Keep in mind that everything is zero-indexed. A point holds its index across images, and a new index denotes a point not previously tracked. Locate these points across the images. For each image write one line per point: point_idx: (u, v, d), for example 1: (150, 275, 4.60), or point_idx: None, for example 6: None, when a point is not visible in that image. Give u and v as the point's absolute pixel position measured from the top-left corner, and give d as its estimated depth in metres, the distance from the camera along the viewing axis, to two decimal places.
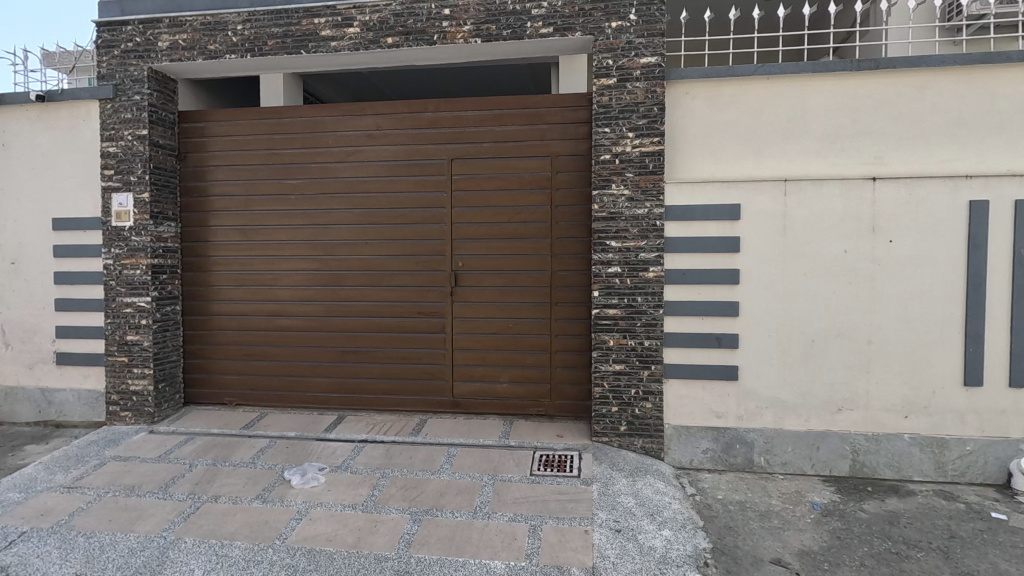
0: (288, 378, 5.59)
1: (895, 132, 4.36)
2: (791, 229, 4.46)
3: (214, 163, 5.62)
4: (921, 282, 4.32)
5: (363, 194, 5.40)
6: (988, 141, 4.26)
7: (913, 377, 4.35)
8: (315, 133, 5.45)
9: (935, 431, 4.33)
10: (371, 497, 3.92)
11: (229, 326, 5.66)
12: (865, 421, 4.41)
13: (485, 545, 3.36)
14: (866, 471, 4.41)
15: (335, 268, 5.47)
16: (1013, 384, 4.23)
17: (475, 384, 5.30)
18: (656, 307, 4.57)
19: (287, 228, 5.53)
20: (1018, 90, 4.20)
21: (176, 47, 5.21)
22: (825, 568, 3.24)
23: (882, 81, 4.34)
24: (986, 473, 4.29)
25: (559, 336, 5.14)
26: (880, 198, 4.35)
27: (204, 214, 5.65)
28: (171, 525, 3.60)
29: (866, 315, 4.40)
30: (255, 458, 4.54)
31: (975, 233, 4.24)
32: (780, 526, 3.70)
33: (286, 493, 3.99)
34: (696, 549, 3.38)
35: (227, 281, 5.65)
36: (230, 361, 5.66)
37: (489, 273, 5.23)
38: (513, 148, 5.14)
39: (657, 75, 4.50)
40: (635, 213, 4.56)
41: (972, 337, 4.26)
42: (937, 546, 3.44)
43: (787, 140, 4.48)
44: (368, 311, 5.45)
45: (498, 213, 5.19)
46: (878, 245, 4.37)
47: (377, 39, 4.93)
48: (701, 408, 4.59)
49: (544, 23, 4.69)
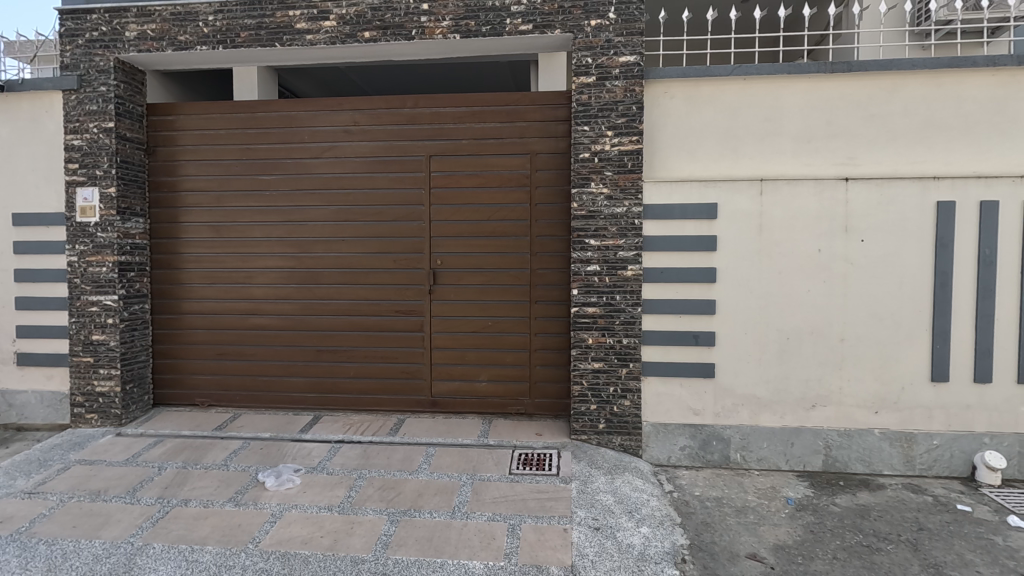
0: (262, 378, 5.47)
1: (867, 133, 4.44)
2: (766, 228, 4.52)
3: (184, 157, 5.47)
4: (892, 281, 4.42)
5: (340, 191, 5.31)
6: (955, 143, 4.37)
7: (884, 374, 4.45)
8: (290, 128, 5.34)
9: (904, 426, 4.44)
10: (348, 498, 3.86)
11: (201, 325, 5.52)
12: (838, 417, 4.50)
13: (464, 545, 3.34)
14: (838, 466, 4.50)
15: (311, 266, 5.38)
16: (977, 380, 4.36)
17: (454, 383, 5.26)
18: (634, 305, 4.59)
19: (262, 224, 5.41)
20: (983, 94, 4.32)
21: (144, 38, 5.05)
22: (799, 561, 3.29)
23: (854, 84, 4.43)
24: (953, 466, 4.41)
25: (538, 335, 5.13)
26: (852, 198, 4.44)
27: (175, 210, 5.49)
28: (138, 530, 3.48)
29: (839, 313, 4.48)
30: (227, 460, 4.44)
31: (942, 233, 4.35)
32: (755, 521, 3.75)
33: (259, 496, 3.91)
34: (673, 546, 3.40)
35: (199, 279, 5.51)
36: (202, 361, 5.53)
37: (468, 272, 5.19)
38: (491, 145, 5.11)
39: (636, 74, 4.52)
40: (614, 211, 4.58)
41: (939, 335, 4.37)
42: (906, 539, 3.53)
43: (764, 140, 4.53)
44: (344, 310, 5.36)
45: (478, 211, 5.15)
46: (850, 244, 4.45)
47: (354, 33, 4.85)
48: (678, 405, 4.63)
49: (523, 20, 4.66)
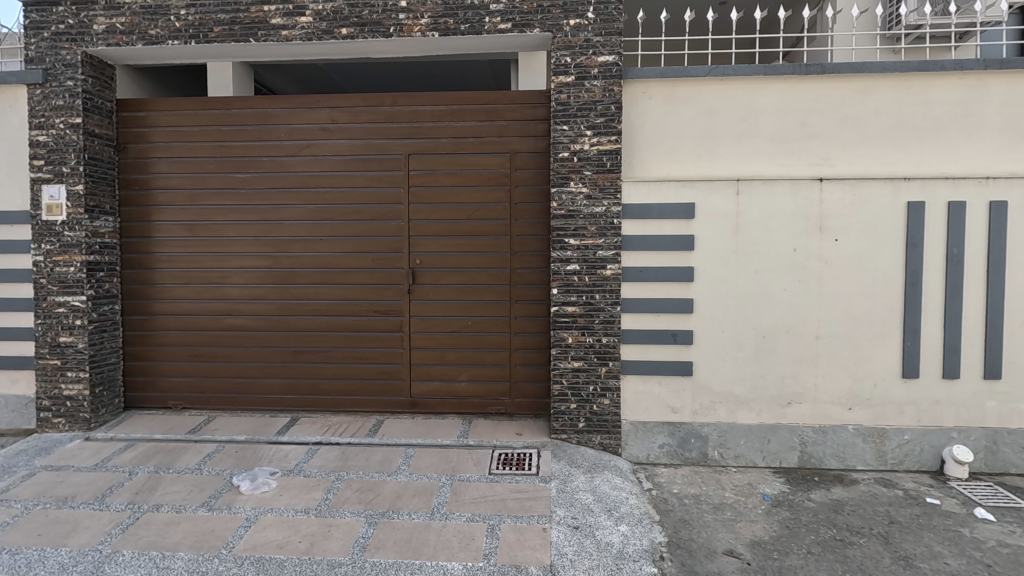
0: (238, 380, 5.38)
1: (841, 135, 4.52)
2: (743, 228, 4.57)
3: (156, 155, 5.34)
4: (865, 280, 4.51)
5: (317, 189, 5.24)
6: (925, 144, 4.47)
7: (857, 371, 4.54)
8: (266, 125, 5.25)
9: (877, 422, 4.54)
10: (325, 501, 3.81)
11: (174, 326, 5.40)
12: (813, 414, 4.58)
13: (443, 546, 3.31)
14: (813, 462, 4.57)
15: (288, 266, 5.30)
16: (946, 376, 4.47)
17: (434, 383, 5.23)
18: (614, 304, 4.60)
19: (237, 223, 5.31)
20: (951, 97, 4.43)
21: (113, 31, 4.91)
22: (775, 557, 3.34)
23: (827, 86, 4.50)
24: (923, 461, 4.51)
25: (517, 334, 5.12)
26: (826, 199, 4.52)
27: (146, 208, 5.37)
28: (107, 537, 3.39)
29: (813, 311, 4.55)
30: (201, 464, 4.35)
31: (912, 233, 4.45)
32: (732, 517, 3.79)
33: (234, 500, 3.83)
34: (652, 544, 3.42)
35: (172, 279, 5.39)
36: (176, 363, 5.41)
37: (447, 271, 5.16)
38: (471, 143, 5.08)
39: (614, 73, 4.53)
40: (593, 211, 4.59)
41: (909, 333, 4.47)
42: (877, 532, 3.60)
43: (740, 140, 4.59)
44: (322, 310, 5.29)
45: (458, 210, 5.13)
46: (824, 243, 4.53)
47: (331, 29, 4.78)
48: (657, 403, 4.66)
49: (502, 19, 4.65)
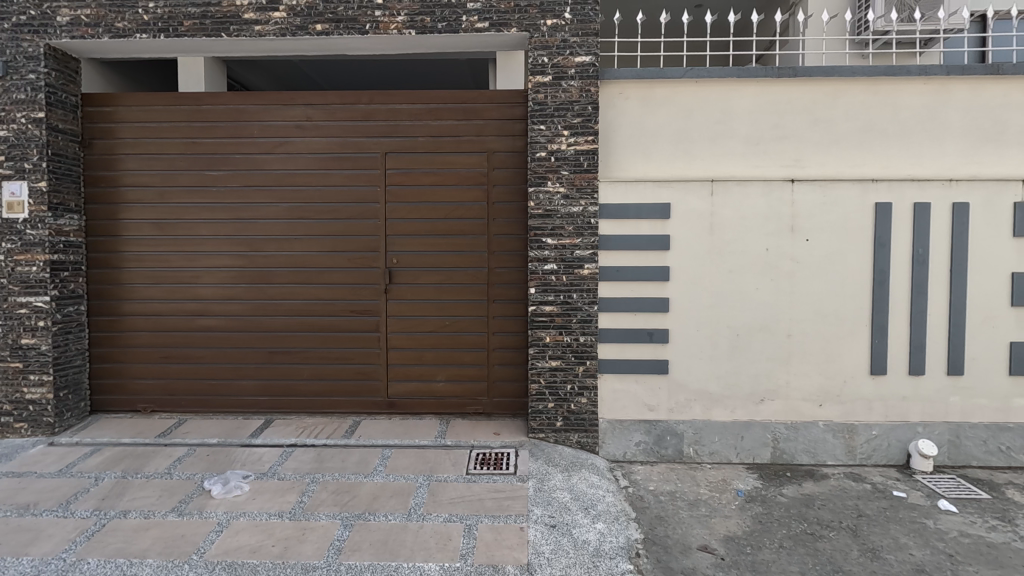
0: (210, 382, 5.27)
1: (812, 137, 4.62)
2: (717, 228, 4.63)
3: (124, 151, 5.20)
4: (835, 278, 4.61)
5: (292, 188, 5.16)
6: (892, 147, 4.59)
7: (828, 368, 4.64)
8: (239, 122, 5.15)
9: (846, 418, 4.65)
10: (299, 504, 3.75)
11: (143, 327, 5.27)
12: (785, 410, 4.67)
13: (419, 547, 3.29)
14: (786, 457, 4.66)
15: (262, 265, 5.20)
16: (913, 372, 4.59)
17: (411, 383, 5.19)
18: (591, 303, 4.63)
19: (209, 222, 5.20)
20: (917, 101, 4.56)
21: (78, 24, 4.76)
22: (748, 551, 3.39)
23: (799, 88, 4.60)
24: (891, 455, 4.63)
25: (496, 334, 5.12)
26: (798, 199, 4.60)
27: (114, 206, 5.22)
28: (72, 545, 3.29)
29: (785, 309, 4.64)
30: (171, 468, 4.25)
31: (880, 233, 4.56)
32: (707, 513, 3.85)
33: (205, 505, 3.75)
34: (628, 541, 3.45)
35: (140, 279, 5.25)
36: (145, 365, 5.29)
37: (424, 270, 5.13)
38: (448, 142, 5.06)
39: (591, 74, 4.55)
40: (570, 211, 4.61)
41: (877, 330, 4.59)
42: (846, 525, 3.69)
43: (715, 141, 4.66)
44: (297, 310, 5.21)
45: (435, 209, 5.10)
46: (795, 243, 4.61)
47: (305, 25, 4.71)
48: (633, 401, 4.70)
49: (479, 18, 4.64)
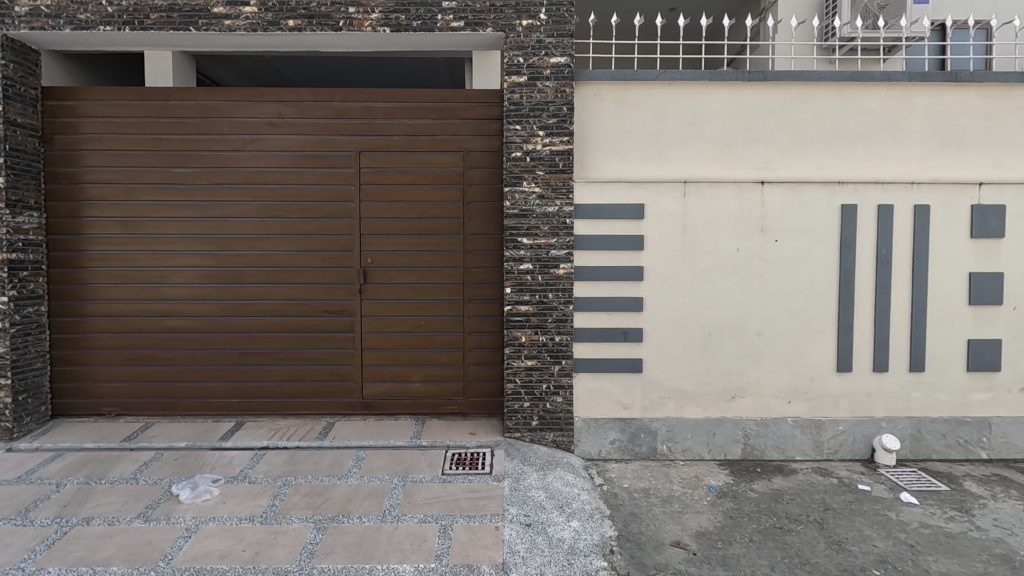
0: (178, 384, 5.14)
1: (781, 140, 4.73)
2: (690, 228, 4.70)
3: (87, 146, 5.04)
4: (803, 278, 4.72)
5: (264, 186, 5.07)
6: (857, 150, 4.74)
7: (796, 366, 4.76)
8: (208, 118, 5.03)
9: (814, 414, 4.77)
10: (271, 508, 3.69)
11: (108, 329, 5.12)
12: (755, 407, 4.77)
13: (394, 548, 3.27)
14: (756, 453, 4.76)
15: (232, 265, 5.10)
16: (877, 368, 4.73)
17: (386, 384, 5.15)
18: (566, 303, 4.66)
19: (177, 220, 5.08)
20: (881, 106, 4.71)
21: (37, 14, 4.59)
22: (718, 546, 3.45)
23: (768, 92, 4.70)
24: (856, 450, 4.77)
25: (471, 334, 5.12)
26: (768, 201, 4.69)
27: (76, 203, 5.06)
28: (31, 554, 3.17)
29: (756, 308, 4.74)
30: (137, 473, 4.13)
31: (846, 234, 4.68)
32: (680, 510, 3.90)
33: (172, 510, 3.66)
34: (602, 538, 3.48)
35: (105, 279, 5.10)
36: (110, 367, 5.14)
37: (399, 270, 5.10)
38: (424, 141, 5.03)
39: (566, 75, 4.58)
40: (546, 211, 4.63)
41: (843, 329, 4.72)
42: (814, 519, 3.79)
43: (687, 143, 4.74)
44: (270, 310, 5.13)
45: (410, 208, 5.07)
46: (765, 243, 4.71)
47: (277, 20, 4.63)
48: (608, 399, 4.75)
49: (455, 17, 4.62)
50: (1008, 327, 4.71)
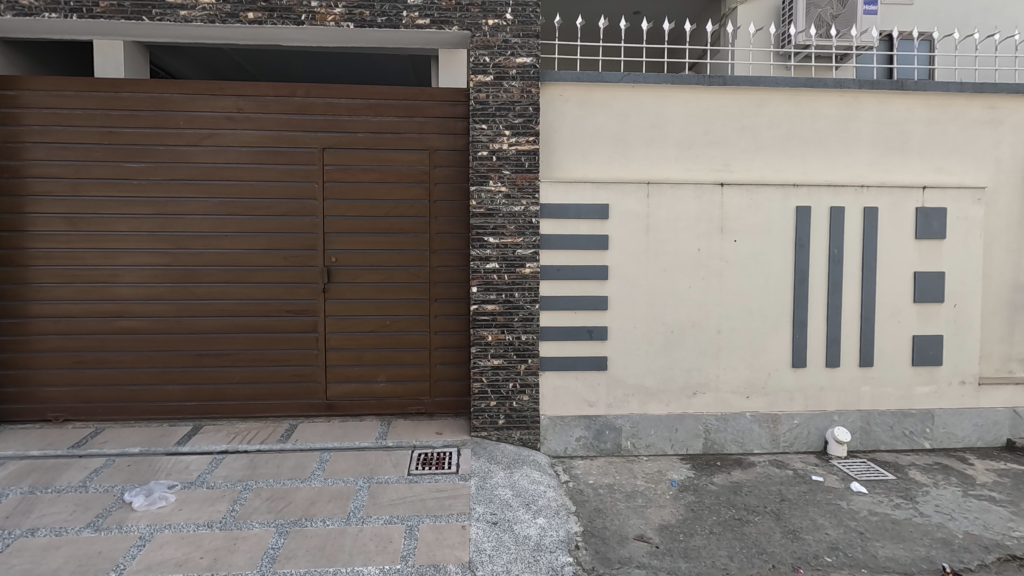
0: (131, 388, 4.95)
1: (739, 143, 4.87)
2: (653, 228, 4.79)
3: (31, 139, 4.80)
4: (761, 277, 4.87)
5: (222, 182, 4.92)
6: (811, 154, 4.92)
7: (754, 362, 4.91)
8: (163, 112, 4.86)
9: (771, 409, 4.94)
10: (230, 513, 3.60)
11: (54, 330, 4.89)
12: (715, 403, 4.91)
13: (359, 550, 3.23)
14: (716, 447, 4.89)
15: (188, 264, 4.94)
16: (829, 364, 4.93)
17: (351, 384, 5.08)
18: (533, 302, 4.69)
19: (130, 217, 4.88)
20: (833, 112, 4.90)
21: None
22: (680, 538, 3.54)
23: (727, 96, 4.83)
24: (811, 443, 4.96)
25: (437, 334, 5.10)
26: (727, 202, 4.82)
27: (19, 199, 4.81)
28: None
29: (716, 307, 4.87)
30: (86, 481, 3.96)
31: (801, 235, 4.86)
32: (643, 504, 3.98)
33: (125, 518, 3.52)
34: (568, 534, 3.53)
35: (51, 278, 4.87)
36: (57, 370, 4.90)
37: (364, 269, 5.03)
38: (389, 139, 4.98)
39: (532, 75, 4.60)
40: (512, 210, 4.65)
41: (798, 326, 4.90)
42: (770, 510, 3.92)
43: (650, 145, 4.84)
44: (229, 310, 4.99)
45: (375, 207, 5.01)
46: (724, 243, 4.84)
47: (236, 12, 4.50)
48: (574, 397, 4.80)
49: (420, 14, 4.60)
50: (948, 323, 4.97)
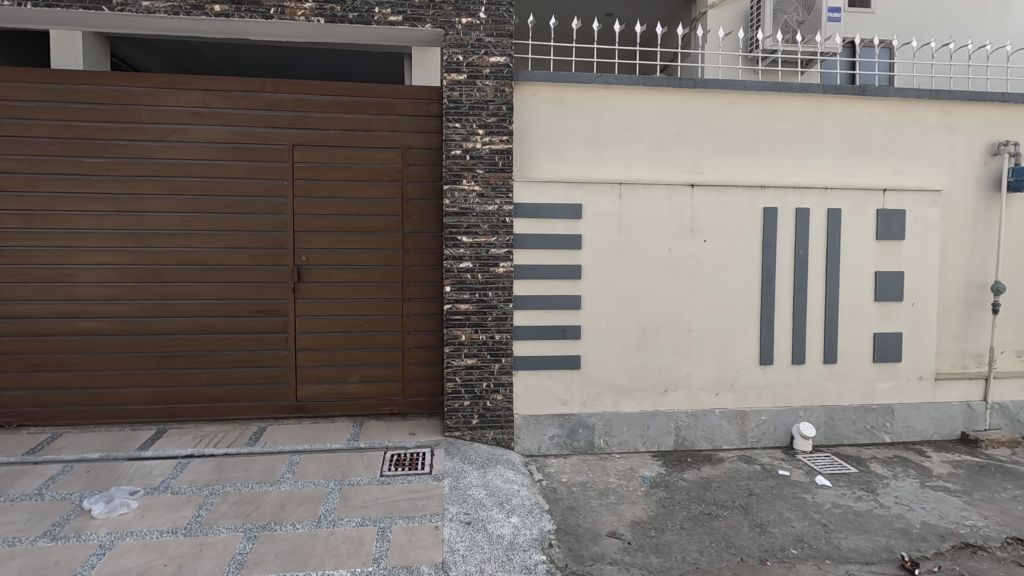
0: (91, 391, 4.78)
1: (709, 145, 4.97)
2: (625, 228, 4.84)
3: None
4: (730, 276, 4.97)
5: (187, 179, 4.79)
6: (778, 156, 5.05)
7: (723, 360, 5.01)
8: (124, 105, 4.70)
9: (739, 406, 5.04)
10: (196, 518, 3.50)
11: (8, 332, 4.69)
12: (686, 400, 4.99)
13: (330, 554, 3.18)
14: (687, 444, 4.97)
15: (152, 262, 4.79)
16: (795, 361, 5.06)
17: (323, 385, 5.00)
18: (506, 301, 4.69)
19: (89, 214, 4.71)
20: (799, 115, 5.03)
21: None
22: (651, 534, 3.59)
23: (697, 98, 4.91)
24: (777, 438, 5.08)
25: (410, 333, 5.06)
26: (698, 203, 4.90)
27: None
28: None
29: (687, 305, 4.95)
30: (42, 489, 3.80)
31: (768, 235, 4.97)
32: (615, 501, 4.03)
33: (84, 526, 3.40)
34: (541, 532, 3.54)
35: (5, 278, 4.66)
36: (12, 374, 4.70)
37: (335, 268, 4.95)
38: (361, 137, 4.91)
39: (505, 74, 4.60)
40: (485, 209, 4.64)
41: (765, 324, 5.02)
42: (738, 504, 4.01)
43: (623, 146, 4.89)
44: (195, 311, 4.85)
45: (347, 205, 4.94)
46: (695, 243, 4.93)
47: (201, 5, 4.38)
48: (548, 396, 4.82)
49: (393, 11, 4.55)
50: (907, 321, 5.16)
